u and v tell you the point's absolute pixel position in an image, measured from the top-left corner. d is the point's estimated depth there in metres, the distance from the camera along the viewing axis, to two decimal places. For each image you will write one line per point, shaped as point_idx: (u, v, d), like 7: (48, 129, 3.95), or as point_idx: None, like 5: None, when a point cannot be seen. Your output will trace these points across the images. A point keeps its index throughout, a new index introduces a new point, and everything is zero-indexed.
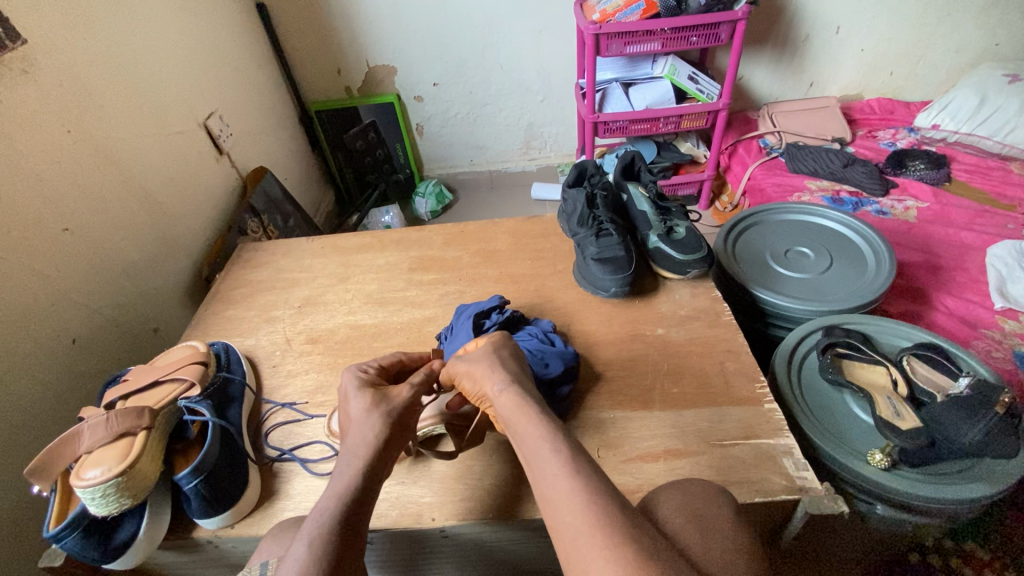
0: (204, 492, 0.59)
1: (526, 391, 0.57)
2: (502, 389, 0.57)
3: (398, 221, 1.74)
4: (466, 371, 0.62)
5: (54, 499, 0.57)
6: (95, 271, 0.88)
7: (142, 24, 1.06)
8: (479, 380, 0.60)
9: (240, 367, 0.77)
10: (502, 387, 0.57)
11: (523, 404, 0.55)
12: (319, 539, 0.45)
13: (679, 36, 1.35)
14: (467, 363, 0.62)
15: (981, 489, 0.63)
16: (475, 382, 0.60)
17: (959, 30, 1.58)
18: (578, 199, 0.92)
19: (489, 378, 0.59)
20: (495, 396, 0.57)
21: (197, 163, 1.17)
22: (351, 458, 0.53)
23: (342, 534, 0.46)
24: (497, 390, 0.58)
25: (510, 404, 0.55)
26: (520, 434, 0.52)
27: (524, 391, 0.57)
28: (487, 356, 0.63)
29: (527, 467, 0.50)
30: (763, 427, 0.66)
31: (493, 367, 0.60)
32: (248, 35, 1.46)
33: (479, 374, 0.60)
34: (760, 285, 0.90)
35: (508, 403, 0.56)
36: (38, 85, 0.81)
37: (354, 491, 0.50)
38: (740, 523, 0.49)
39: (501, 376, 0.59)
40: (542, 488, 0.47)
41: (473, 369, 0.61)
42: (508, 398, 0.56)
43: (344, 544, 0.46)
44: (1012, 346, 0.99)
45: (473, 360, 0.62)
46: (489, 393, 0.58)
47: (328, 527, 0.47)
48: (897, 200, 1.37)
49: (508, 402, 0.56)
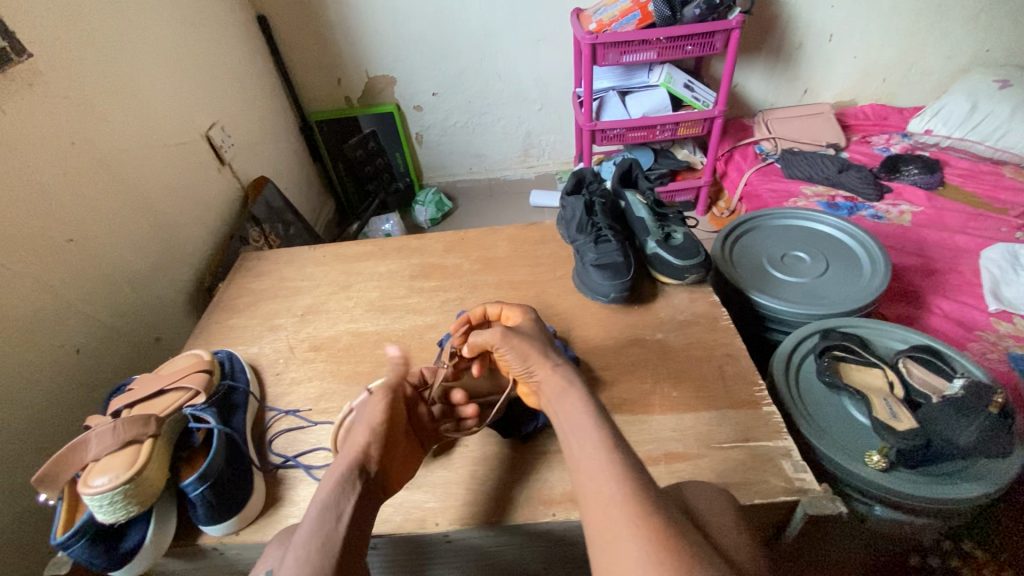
0: (210, 498, 0.59)
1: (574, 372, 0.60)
2: (555, 366, 0.60)
3: (398, 229, 1.76)
4: (518, 347, 0.62)
5: (60, 508, 0.57)
6: (99, 282, 0.89)
7: (145, 38, 1.08)
8: (530, 358, 0.61)
9: (244, 375, 0.78)
10: (559, 364, 0.61)
11: (574, 385, 0.58)
12: (305, 538, 0.49)
13: (674, 46, 1.37)
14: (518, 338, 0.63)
15: (979, 488, 0.63)
16: (527, 359, 0.61)
17: (949, 36, 1.60)
18: (577, 206, 0.93)
19: (542, 358, 0.61)
20: (545, 371, 0.60)
21: (199, 173, 1.19)
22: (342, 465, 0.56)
23: (329, 532, 0.50)
24: (554, 365, 0.61)
25: (561, 382, 0.58)
26: (565, 414, 0.55)
27: (569, 371, 0.60)
28: (534, 339, 0.64)
29: (566, 441, 0.54)
30: (761, 429, 0.67)
31: (541, 348, 0.63)
32: (249, 47, 1.48)
33: (534, 355, 0.61)
34: (758, 290, 0.91)
35: (558, 382, 0.59)
36: (44, 98, 0.83)
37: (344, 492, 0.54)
38: (740, 524, 0.50)
39: (552, 359, 0.61)
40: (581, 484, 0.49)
41: (524, 347, 0.62)
42: (560, 374, 0.59)
43: (329, 543, 0.49)
44: (1008, 348, 1.00)
45: (519, 339, 0.63)
46: (540, 372, 0.60)
47: (313, 526, 0.50)
48: (891, 205, 1.38)
49: (558, 380, 0.59)
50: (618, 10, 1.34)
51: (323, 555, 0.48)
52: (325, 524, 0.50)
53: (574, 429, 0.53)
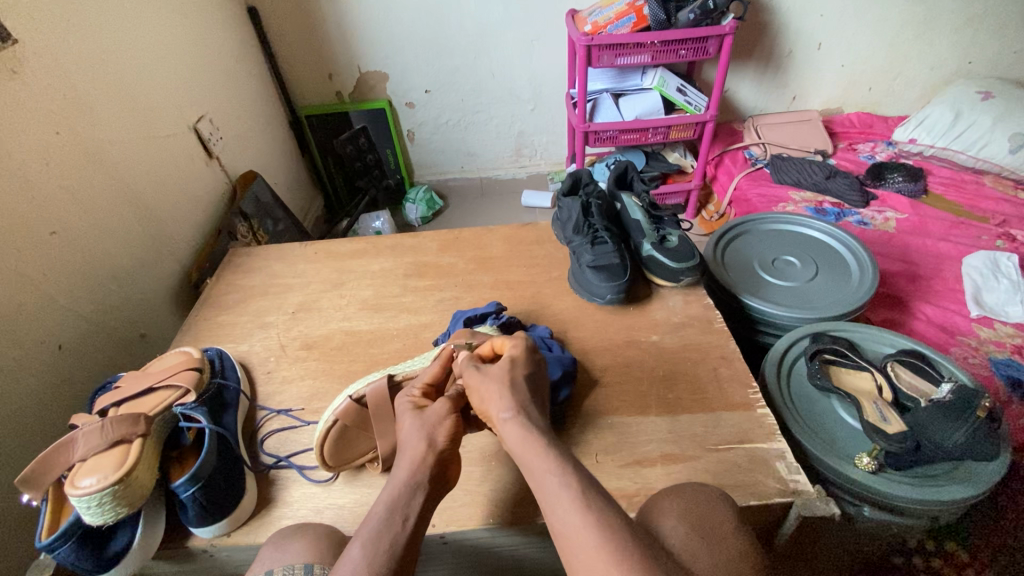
0: (201, 500, 0.58)
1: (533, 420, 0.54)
2: (508, 415, 0.54)
3: (389, 227, 1.75)
4: (476, 386, 0.58)
5: (45, 509, 0.56)
6: (83, 276, 0.86)
7: (134, 26, 1.05)
8: (485, 400, 0.56)
9: (235, 373, 0.76)
10: (508, 415, 0.54)
11: (530, 437, 0.51)
12: (372, 539, 0.46)
13: (668, 50, 1.38)
14: (478, 375, 0.59)
15: (965, 490, 0.65)
16: (493, 394, 0.56)
17: (933, 48, 1.64)
18: (573, 207, 0.93)
19: (496, 402, 0.55)
20: (499, 420, 0.54)
21: (186, 165, 1.16)
22: (406, 462, 0.53)
23: (395, 536, 0.47)
24: (501, 417, 0.54)
25: (517, 437, 0.52)
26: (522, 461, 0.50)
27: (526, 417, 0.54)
28: (502, 375, 0.58)
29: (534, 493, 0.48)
30: (757, 432, 0.67)
31: (503, 390, 0.56)
32: (239, 39, 1.45)
33: (489, 395, 0.56)
34: (750, 293, 0.92)
35: (511, 433, 0.53)
36: (29, 86, 0.80)
37: (412, 490, 0.50)
38: (739, 527, 0.50)
39: (507, 403, 0.55)
40: (542, 508, 0.46)
41: (483, 387, 0.57)
42: (513, 428, 0.53)
43: (397, 546, 0.46)
44: (988, 353, 1.03)
45: (488, 379, 0.58)
46: (494, 417, 0.55)
47: (378, 527, 0.47)
48: (877, 211, 1.41)
49: (515, 430, 0.52)
50: (613, 13, 1.35)
51: (390, 559, 0.45)
52: (390, 527, 0.47)
53: (534, 450, 0.50)
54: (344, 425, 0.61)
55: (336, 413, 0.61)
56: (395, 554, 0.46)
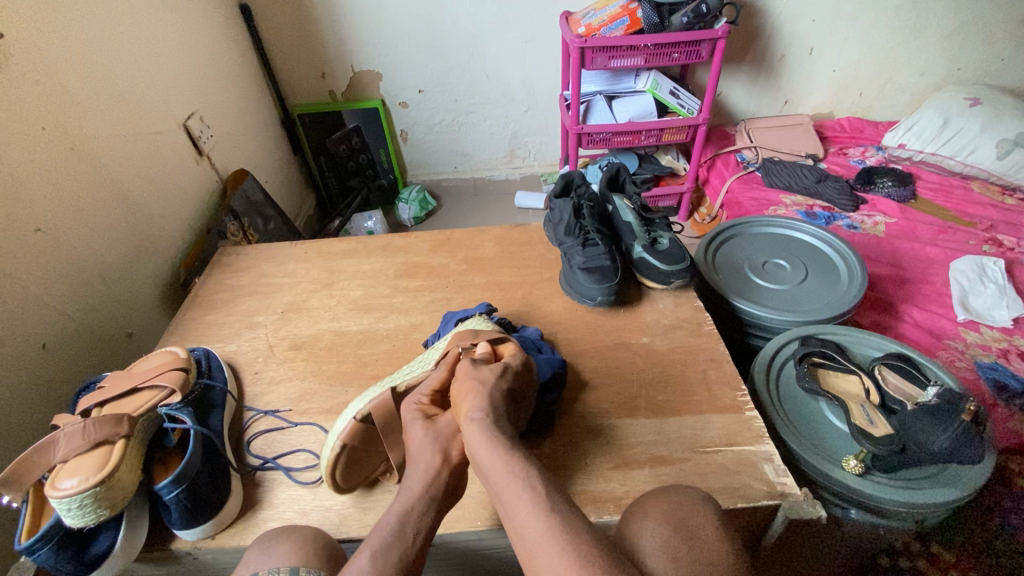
0: (186, 502, 0.57)
1: (499, 428, 0.53)
2: (478, 415, 0.54)
3: (381, 227, 1.74)
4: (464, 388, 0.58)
5: (25, 511, 0.55)
6: (68, 275, 0.85)
7: (123, 21, 1.04)
8: (461, 399, 0.57)
9: (222, 373, 0.75)
10: (477, 416, 0.53)
11: (494, 441, 0.51)
12: (382, 550, 0.46)
13: (661, 53, 1.39)
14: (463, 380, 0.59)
15: (950, 493, 0.66)
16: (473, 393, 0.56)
17: (923, 54, 1.66)
18: (565, 209, 0.93)
19: (468, 403, 0.55)
20: (467, 419, 0.54)
21: (176, 163, 1.15)
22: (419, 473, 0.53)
23: (405, 549, 0.47)
24: (469, 417, 0.54)
25: (480, 438, 0.51)
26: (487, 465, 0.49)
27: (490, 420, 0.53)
28: (489, 379, 0.58)
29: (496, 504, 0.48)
30: (745, 434, 0.68)
31: (479, 396, 0.56)
32: (231, 36, 1.44)
33: (465, 397, 0.57)
34: (740, 296, 0.92)
35: (473, 433, 0.52)
36: (16, 81, 0.79)
37: (426, 505, 0.50)
38: (725, 529, 0.50)
39: (479, 405, 0.54)
40: (512, 511, 0.45)
41: (461, 389, 0.58)
42: (476, 431, 0.52)
43: (407, 559, 0.46)
44: (975, 356, 1.04)
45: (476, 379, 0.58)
46: (463, 415, 0.55)
47: (388, 538, 0.47)
48: (866, 215, 1.42)
49: (475, 434, 0.52)
50: (607, 15, 1.35)
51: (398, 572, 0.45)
52: (402, 540, 0.47)
53: (498, 452, 0.50)
54: (351, 449, 0.60)
55: (342, 437, 0.59)
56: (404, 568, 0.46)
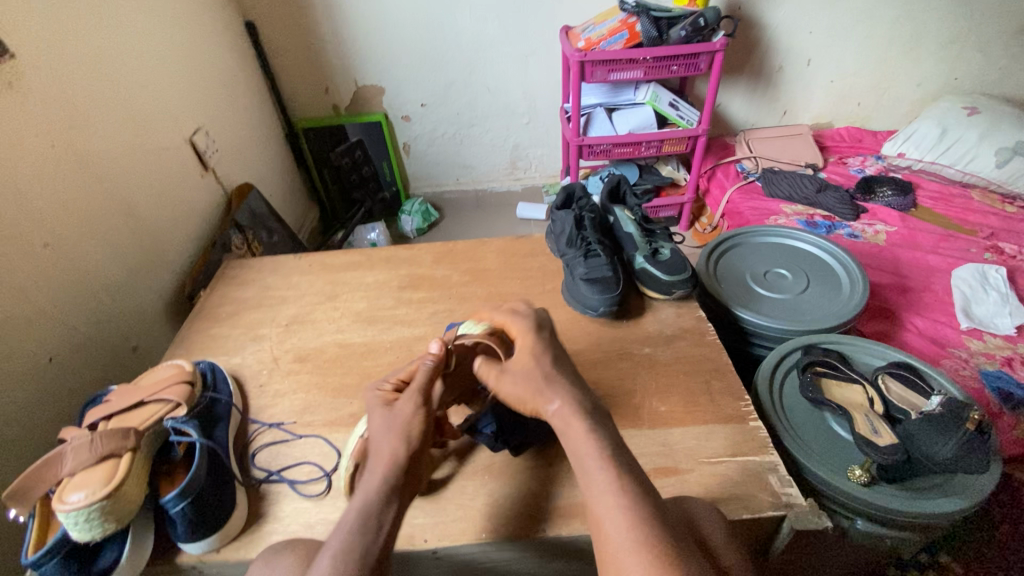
0: (191, 515, 0.57)
1: (580, 403, 0.57)
2: (557, 405, 0.57)
3: (384, 238, 1.75)
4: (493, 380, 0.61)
5: (32, 524, 0.55)
6: (75, 289, 0.86)
7: (131, 40, 1.06)
8: (528, 399, 0.58)
9: (226, 386, 0.76)
10: (556, 407, 0.56)
11: (578, 423, 0.55)
12: (344, 550, 0.47)
13: (660, 66, 1.41)
14: (512, 380, 0.59)
15: (956, 502, 0.66)
16: (526, 400, 0.58)
17: (920, 64, 1.67)
18: (567, 220, 0.94)
19: (540, 397, 0.57)
20: (547, 410, 0.57)
21: (182, 178, 1.17)
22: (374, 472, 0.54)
23: (369, 545, 0.48)
24: (550, 409, 0.57)
25: (566, 423, 0.55)
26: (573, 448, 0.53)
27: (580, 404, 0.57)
28: (532, 371, 0.59)
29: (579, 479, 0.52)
30: (749, 444, 0.67)
31: (544, 385, 0.58)
32: (236, 52, 1.46)
33: (529, 394, 0.58)
34: (742, 305, 0.93)
35: (560, 422, 0.56)
36: (25, 100, 0.81)
37: (385, 500, 0.52)
38: (730, 540, 0.50)
39: (553, 394, 0.57)
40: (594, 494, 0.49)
41: (520, 389, 0.58)
42: (563, 416, 0.56)
43: (371, 555, 0.47)
44: (978, 365, 1.04)
45: (513, 380, 0.59)
46: (542, 410, 0.57)
47: (350, 538, 0.48)
48: (867, 224, 1.42)
49: (566, 416, 0.56)
50: (606, 30, 1.37)
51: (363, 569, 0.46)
52: (364, 536, 0.48)
53: (579, 434, 0.54)
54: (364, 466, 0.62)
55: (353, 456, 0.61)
56: (369, 563, 0.47)
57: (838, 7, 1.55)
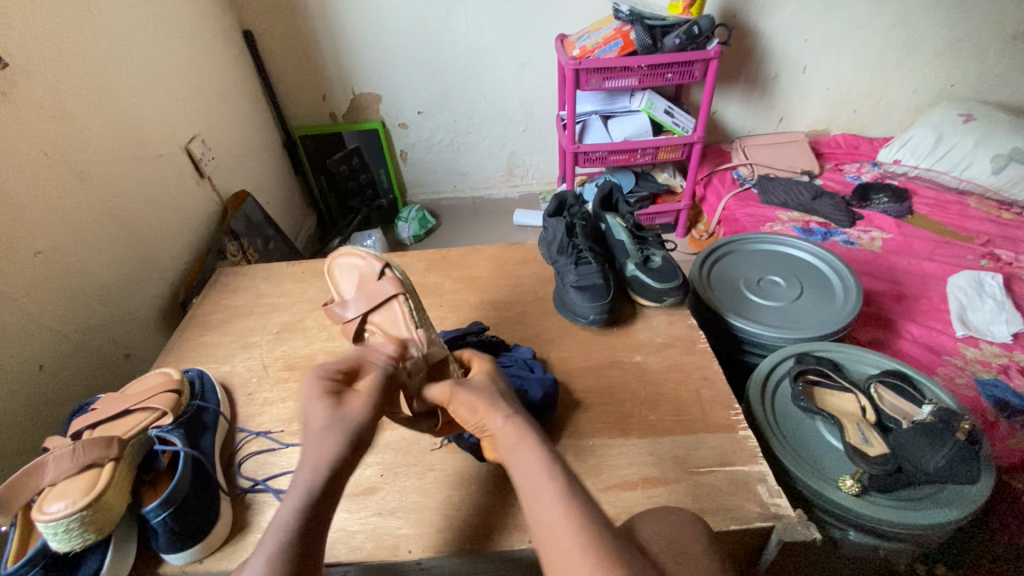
0: (173, 525, 0.57)
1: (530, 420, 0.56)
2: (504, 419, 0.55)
3: (380, 245, 1.76)
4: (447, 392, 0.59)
5: (13, 535, 0.55)
6: (66, 297, 0.86)
7: (127, 50, 1.07)
8: (479, 410, 0.56)
9: (215, 395, 0.75)
10: (508, 418, 0.55)
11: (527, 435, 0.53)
12: (274, 559, 0.43)
13: (655, 74, 1.41)
14: (467, 390, 0.58)
15: (947, 513, 0.65)
16: (475, 413, 0.56)
17: (915, 72, 1.68)
18: (558, 227, 0.93)
19: (491, 409, 0.56)
20: (497, 421, 0.55)
21: (177, 186, 1.17)
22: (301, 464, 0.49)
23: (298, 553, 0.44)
24: (500, 420, 0.55)
25: (515, 436, 0.53)
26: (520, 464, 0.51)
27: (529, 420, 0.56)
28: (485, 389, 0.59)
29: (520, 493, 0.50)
30: (738, 454, 0.67)
31: (495, 399, 0.58)
32: (234, 61, 1.47)
33: (480, 405, 0.56)
34: (734, 313, 0.92)
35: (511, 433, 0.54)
36: (19, 108, 0.82)
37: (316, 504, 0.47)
38: (714, 551, 0.50)
39: (504, 408, 0.56)
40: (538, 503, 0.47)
41: (473, 399, 0.57)
42: (513, 427, 0.54)
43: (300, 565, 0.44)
44: (974, 372, 1.03)
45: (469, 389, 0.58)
46: (491, 423, 0.56)
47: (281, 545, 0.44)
48: (863, 231, 1.42)
49: (512, 431, 0.54)
50: (601, 38, 1.38)
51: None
52: (302, 538, 0.45)
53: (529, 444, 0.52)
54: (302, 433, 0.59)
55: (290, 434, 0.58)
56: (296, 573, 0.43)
57: (832, 15, 1.56)
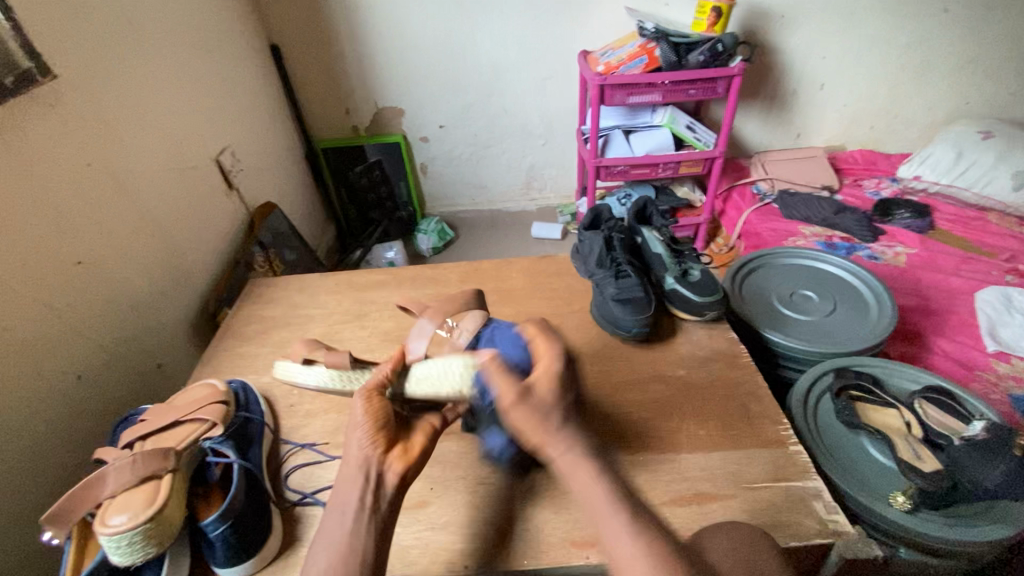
0: (230, 538, 0.56)
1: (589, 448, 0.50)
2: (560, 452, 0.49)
3: (401, 257, 1.77)
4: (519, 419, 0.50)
5: (69, 548, 0.54)
6: (105, 307, 0.86)
7: (163, 63, 1.08)
8: (535, 433, 0.50)
9: (258, 407, 0.75)
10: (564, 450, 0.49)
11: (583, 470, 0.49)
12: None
13: (678, 90, 1.42)
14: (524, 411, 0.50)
15: (1003, 531, 0.64)
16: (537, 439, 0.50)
17: (931, 90, 1.70)
18: (595, 241, 0.94)
19: (548, 436, 0.49)
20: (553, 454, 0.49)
21: (208, 197, 1.18)
22: (351, 480, 0.52)
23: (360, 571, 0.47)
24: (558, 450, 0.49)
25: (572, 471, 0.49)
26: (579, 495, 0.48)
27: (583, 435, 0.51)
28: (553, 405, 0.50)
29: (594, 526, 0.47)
30: (791, 469, 0.66)
31: (558, 421, 0.50)
32: (260, 74, 1.49)
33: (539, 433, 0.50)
34: (771, 327, 0.93)
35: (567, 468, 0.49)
36: (65, 120, 0.82)
37: (364, 530, 0.49)
38: (782, 568, 0.50)
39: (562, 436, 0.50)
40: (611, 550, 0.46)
41: (528, 425, 0.50)
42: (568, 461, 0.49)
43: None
44: (1009, 388, 1.03)
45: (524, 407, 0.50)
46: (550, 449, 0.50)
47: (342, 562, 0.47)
48: (886, 246, 1.43)
49: (567, 463, 0.49)
50: (626, 55, 1.41)
51: None
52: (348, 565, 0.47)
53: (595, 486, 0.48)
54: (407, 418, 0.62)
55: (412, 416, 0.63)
56: None
57: (850, 33, 1.58)
